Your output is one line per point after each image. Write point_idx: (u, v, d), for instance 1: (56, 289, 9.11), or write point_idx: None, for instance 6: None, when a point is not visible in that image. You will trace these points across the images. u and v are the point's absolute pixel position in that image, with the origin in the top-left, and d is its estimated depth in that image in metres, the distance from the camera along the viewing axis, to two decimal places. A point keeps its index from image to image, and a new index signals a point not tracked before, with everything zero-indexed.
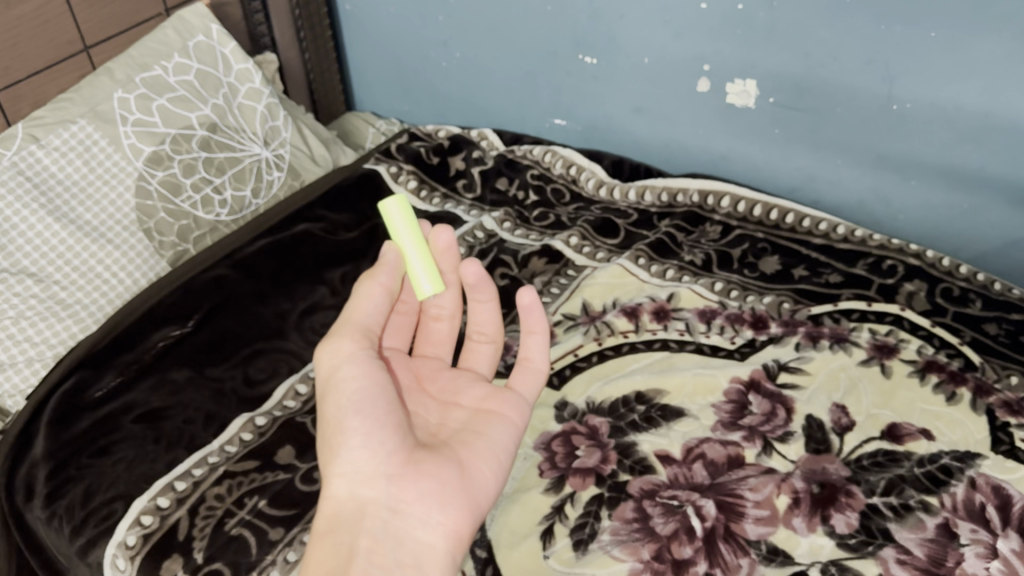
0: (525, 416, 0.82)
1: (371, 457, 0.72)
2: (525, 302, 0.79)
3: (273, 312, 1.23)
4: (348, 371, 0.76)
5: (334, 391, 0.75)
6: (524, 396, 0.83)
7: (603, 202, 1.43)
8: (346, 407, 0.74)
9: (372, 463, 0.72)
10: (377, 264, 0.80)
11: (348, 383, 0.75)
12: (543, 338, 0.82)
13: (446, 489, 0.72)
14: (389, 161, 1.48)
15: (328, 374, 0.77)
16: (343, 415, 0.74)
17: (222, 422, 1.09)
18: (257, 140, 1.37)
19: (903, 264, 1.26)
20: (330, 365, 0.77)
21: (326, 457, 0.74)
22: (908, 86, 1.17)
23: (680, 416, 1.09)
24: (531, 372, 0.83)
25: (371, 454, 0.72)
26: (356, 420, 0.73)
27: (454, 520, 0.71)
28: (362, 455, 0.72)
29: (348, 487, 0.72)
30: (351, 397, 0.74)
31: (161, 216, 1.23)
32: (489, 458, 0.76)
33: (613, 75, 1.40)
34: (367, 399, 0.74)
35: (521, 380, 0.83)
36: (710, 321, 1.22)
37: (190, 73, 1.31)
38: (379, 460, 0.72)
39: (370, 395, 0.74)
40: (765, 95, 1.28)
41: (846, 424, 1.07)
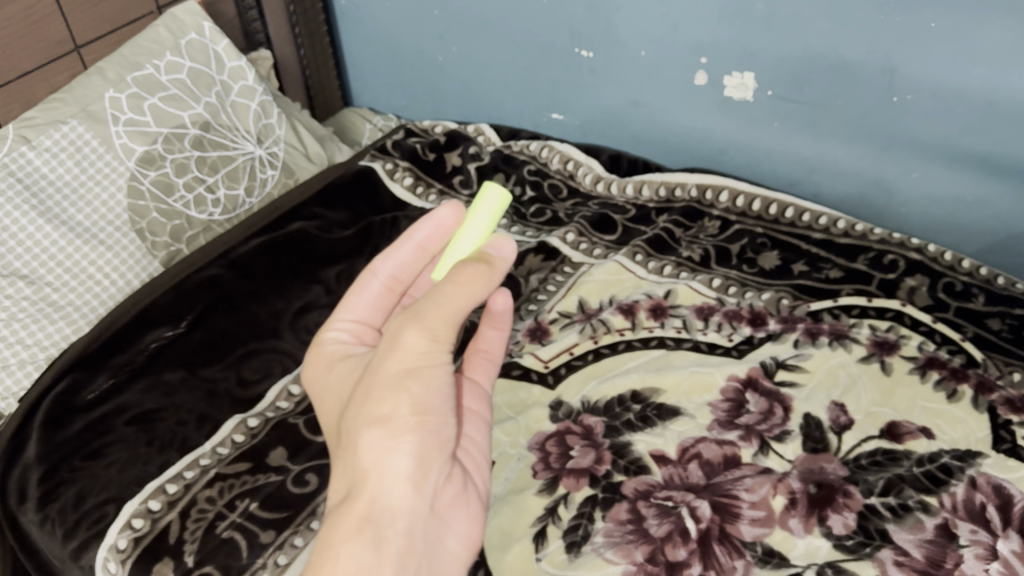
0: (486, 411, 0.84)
1: (430, 459, 0.66)
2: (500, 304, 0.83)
3: (267, 311, 1.22)
4: (438, 360, 0.66)
5: (414, 377, 0.65)
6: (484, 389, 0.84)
7: (600, 197, 1.42)
8: (412, 402, 0.65)
9: (429, 464, 0.66)
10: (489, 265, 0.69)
11: (433, 376, 0.65)
12: (503, 335, 0.86)
13: (468, 496, 0.73)
14: (385, 158, 1.47)
15: (410, 353, 0.65)
16: (407, 410, 0.64)
17: (215, 423, 1.08)
18: (251, 138, 1.35)
19: (904, 258, 1.24)
20: (415, 350, 0.65)
21: (367, 443, 0.64)
22: (909, 77, 1.15)
23: (675, 415, 1.08)
24: (490, 363, 0.85)
25: (431, 458, 0.66)
26: (423, 423, 0.65)
27: (471, 528, 0.73)
28: (422, 456, 0.65)
29: (399, 486, 0.65)
30: (435, 395, 0.65)
31: (153, 217, 1.22)
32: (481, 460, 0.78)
33: (610, 69, 1.38)
34: (444, 400, 0.66)
35: (486, 376, 0.85)
36: (708, 318, 1.20)
37: (182, 71, 1.29)
38: (435, 460, 0.67)
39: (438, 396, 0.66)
40: (763, 87, 1.27)
41: (844, 422, 1.05)
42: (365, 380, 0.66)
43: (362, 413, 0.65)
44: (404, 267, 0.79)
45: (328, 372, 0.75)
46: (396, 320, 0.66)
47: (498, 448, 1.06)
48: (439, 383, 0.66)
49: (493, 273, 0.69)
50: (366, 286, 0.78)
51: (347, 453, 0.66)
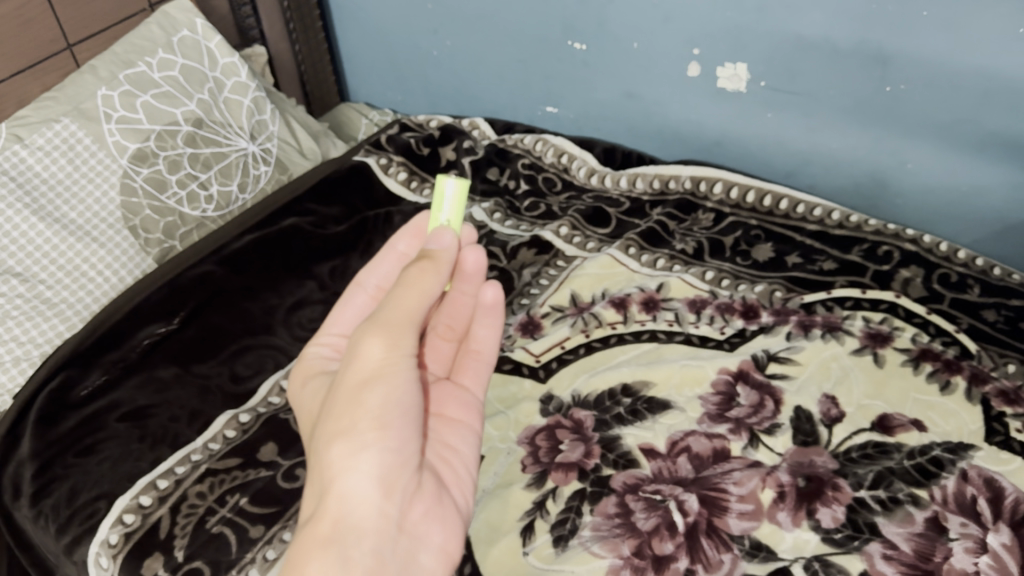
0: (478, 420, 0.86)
1: (394, 472, 0.68)
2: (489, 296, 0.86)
3: (260, 307, 1.23)
4: (398, 370, 0.68)
5: (374, 388, 0.67)
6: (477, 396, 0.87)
7: (595, 190, 1.41)
8: (376, 415, 0.67)
9: (393, 478, 0.68)
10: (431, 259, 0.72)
11: (391, 386, 0.68)
12: (495, 331, 0.88)
13: (443, 511, 0.74)
14: (379, 153, 1.46)
15: (370, 364, 0.68)
16: (372, 424, 0.67)
17: (207, 419, 1.09)
18: (244, 134, 1.36)
19: (899, 249, 1.23)
20: (375, 362, 0.68)
21: (334, 456, 0.67)
22: (902, 66, 1.14)
23: (665, 408, 1.07)
24: (482, 365, 0.88)
25: (395, 472, 0.68)
26: (386, 436, 0.67)
27: (448, 544, 0.74)
28: (385, 469, 0.67)
29: (362, 499, 0.67)
30: (395, 405, 0.67)
31: (146, 213, 1.22)
32: (462, 473, 0.80)
33: (604, 61, 1.37)
34: (407, 411, 0.68)
35: (476, 380, 0.88)
36: (700, 311, 1.19)
37: (175, 69, 1.30)
38: (400, 474, 0.69)
39: (404, 411, 0.68)
40: (756, 78, 1.26)
41: (835, 415, 1.04)
42: (332, 395, 0.70)
43: (328, 429, 0.68)
44: (389, 277, 0.87)
45: (311, 386, 0.80)
46: (357, 333, 0.70)
47: (487, 442, 1.06)
48: (400, 395, 0.68)
49: (438, 267, 0.72)
50: (353, 298, 0.86)
51: (316, 469, 0.69)
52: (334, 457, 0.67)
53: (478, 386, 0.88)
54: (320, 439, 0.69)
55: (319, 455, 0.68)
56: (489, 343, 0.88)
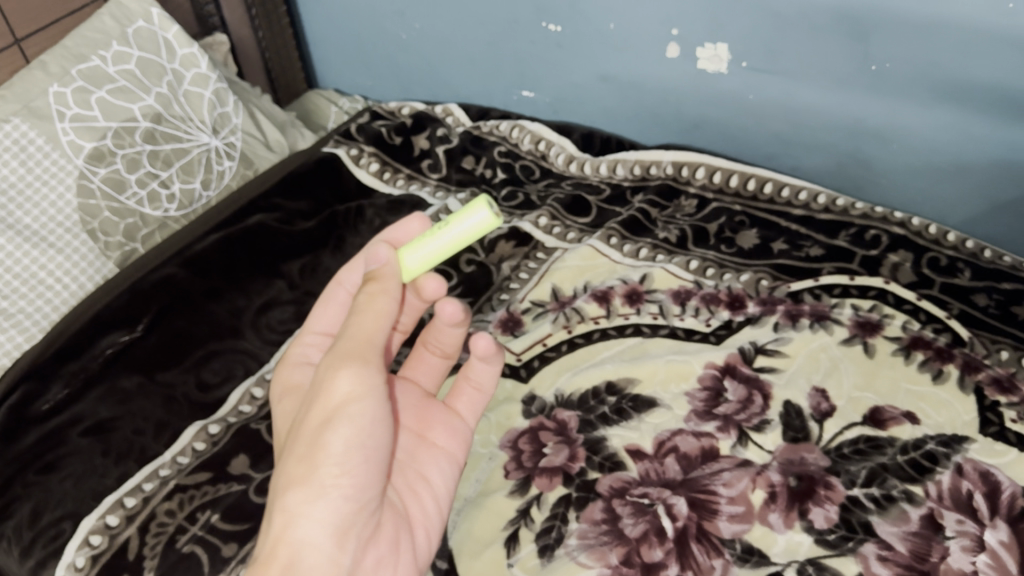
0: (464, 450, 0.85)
1: (349, 517, 0.67)
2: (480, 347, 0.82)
3: (227, 310, 1.18)
4: (364, 411, 0.67)
5: (337, 428, 0.66)
6: (469, 424, 0.86)
7: (574, 177, 1.36)
8: (337, 456, 0.66)
9: (348, 523, 0.67)
10: (376, 279, 0.70)
11: (356, 427, 0.66)
12: (491, 368, 0.85)
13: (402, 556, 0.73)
14: (349, 143, 1.41)
15: (337, 402, 0.66)
16: (331, 466, 0.66)
17: (175, 431, 1.05)
18: (206, 129, 1.29)
19: (888, 233, 1.20)
20: (338, 400, 0.66)
21: (291, 498, 0.66)
22: (885, 43, 1.09)
23: (652, 407, 1.04)
24: (477, 399, 0.86)
25: (351, 515, 0.67)
26: (345, 478, 0.66)
27: None
28: (341, 514, 0.66)
29: (314, 546, 0.65)
30: (358, 447, 0.67)
31: (105, 216, 1.17)
32: (431, 512, 0.79)
33: (579, 43, 1.32)
34: (368, 453, 0.67)
35: (469, 407, 0.86)
36: (685, 303, 1.16)
37: (131, 62, 1.23)
38: (354, 520, 0.68)
39: (366, 451, 0.67)
40: (737, 59, 1.21)
41: (825, 410, 1.01)
42: (296, 433, 0.68)
43: (288, 470, 0.67)
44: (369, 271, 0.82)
45: (285, 404, 0.79)
46: (323, 367, 0.69)
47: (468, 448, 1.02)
48: (362, 434, 0.67)
49: (386, 285, 0.70)
50: (333, 295, 0.82)
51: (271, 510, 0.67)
52: (291, 499, 0.66)
53: (470, 414, 0.86)
54: (280, 479, 0.67)
55: (277, 497, 0.67)
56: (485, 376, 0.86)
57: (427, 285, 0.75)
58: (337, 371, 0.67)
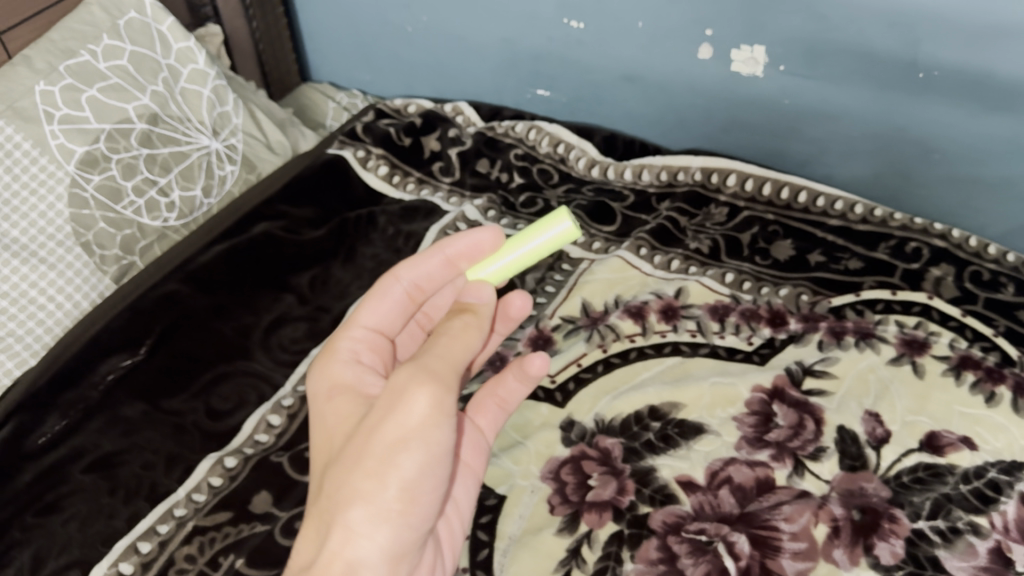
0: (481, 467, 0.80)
1: (403, 543, 0.61)
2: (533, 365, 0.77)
3: (234, 328, 1.09)
4: (438, 438, 0.60)
5: (411, 452, 0.59)
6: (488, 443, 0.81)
7: (595, 182, 1.30)
8: (409, 482, 0.59)
9: (402, 548, 0.61)
10: (472, 313, 0.66)
11: (429, 453, 0.60)
12: (525, 390, 0.82)
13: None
14: (355, 145, 1.33)
15: (411, 427, 0.59)
16: (401, 490, 0.59)
17: (188, 465, 0.96)
18: (206, 130, 1.20)
19: (928, 246, 1.16)
20: (416, 421, 0.59)
21: (352, 514, 0.59)
22: (936, 50, 1.04)
23: (699, 433, 0.99)
24: (499, 415, 0.82)
25: (404, 540, 0.61)
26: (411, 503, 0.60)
27: None
28: (397, 539, 0.60)
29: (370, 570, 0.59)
30: (425, 473, 0.60)
31: (100, 227, 1.07)
32: (457, 530, 0.76)
33: (602, 42, 1.25)
34: (435, 481, 0.61)
35: (492, 424, 0.82)
36: (723, 319, 1.11)
37: (123, 57, 1.13)
38: (408, 545, 0.62)
39: (434, 479, 0.61)
40: (775, 62, 1.15)
41: (881, 435, 0.97)
42: (357, 443, 0.61)
43: (351, 485, 0.59)
44: (430, 278, 0.72)
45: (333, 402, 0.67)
46: (397, 376, 0.60)
47: (507, 479, 0.95)
48: (435, 459, 0.60)
49: (481, 323, 0.66)
50: (388, 291, 0.72)
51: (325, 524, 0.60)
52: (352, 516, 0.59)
53: (490, 432, 0.82)
54: (336, 490, 0.60)
55: (334, 511, 0.59)
56: (514, 394, 0.82)
57: (513, 302, 0.79)
58: (415, 390, 0.59)
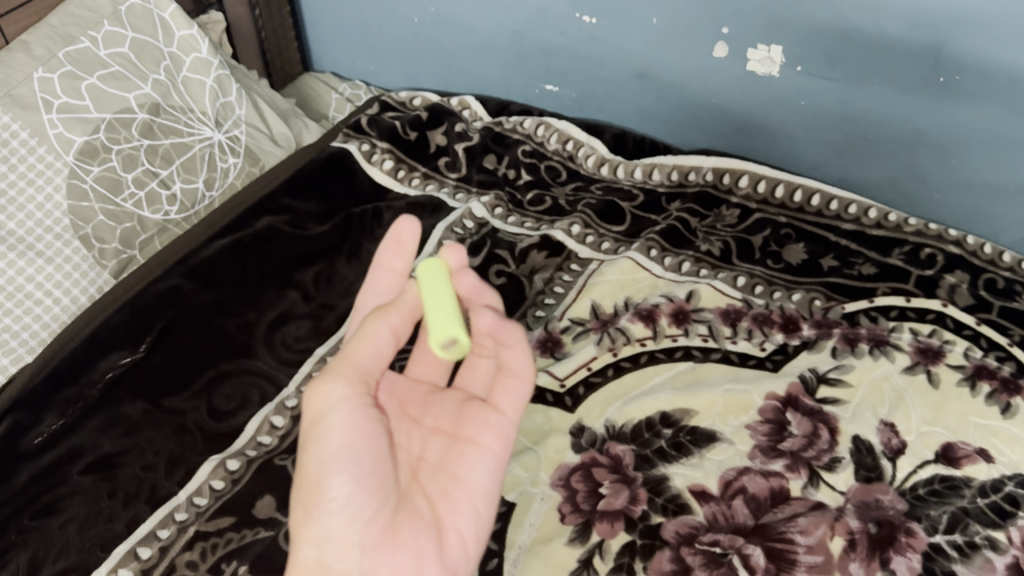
0: (509, 444, 0.72)
1: (334, 533, 0.63)
2: (486, 325, 0.71)
3: (237, 325, 1.07)
4: (331, 421, 0.66)
5: (320, 439, 0.65)
6: (510, 418, 0.73)
7: (604, 181, 1.28)
8: (324, 463, 0.64)
9: (340, 538, 0.63)
10: (389, 303, 0.71)
11: (336, 435, 0.65)
12: (521, 351, 0.72)
13: (424, 559, 0.65)
14: (360, 138, 1.30)
15: (313, 418, 0.66)
16: (320, 472, 0.64)
17: (189, 467, 0.94)
18: (208, 121, 1.16)
19: (943, 252, 1.14)
20: (313, 409, 0.66)
21: (297, 514, 0.65)
22: (961, 53, 1.02)
23: (712, 441, 0.97)
24: (514, 388, 0.73)
25: (349, 527, 0.64)
26: (334, 481, 0.64)
27: None
28: (326, 532, 0.63)
29: (315, 563, 0.64)
30: (337, 454, 0.64)
31: (100, 220, 1.04)
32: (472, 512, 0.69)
33: (615, 37, 1.23)
34: (338, 469, 0.64)
35: (511, 399, 0.73)
36: (736, 324, 1.09)
37: (125, 44, 1.10)
38: (348, 534, 0.63)
39: (348, 457, 0.65)
40: (792, 62, 1.13)
41: (896, 446, 0.96)
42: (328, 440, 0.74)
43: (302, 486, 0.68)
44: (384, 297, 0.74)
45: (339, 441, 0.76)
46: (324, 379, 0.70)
47: (517, 486, 0.93)
48: (330, 443, 0.65)
49: (390, 311, 0.70)
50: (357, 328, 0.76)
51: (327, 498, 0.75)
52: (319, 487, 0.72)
53: (511, 410, 0.73)
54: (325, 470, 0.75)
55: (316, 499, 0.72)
56: (518, 359, 0.73)
57: (461, 279, 0.73)
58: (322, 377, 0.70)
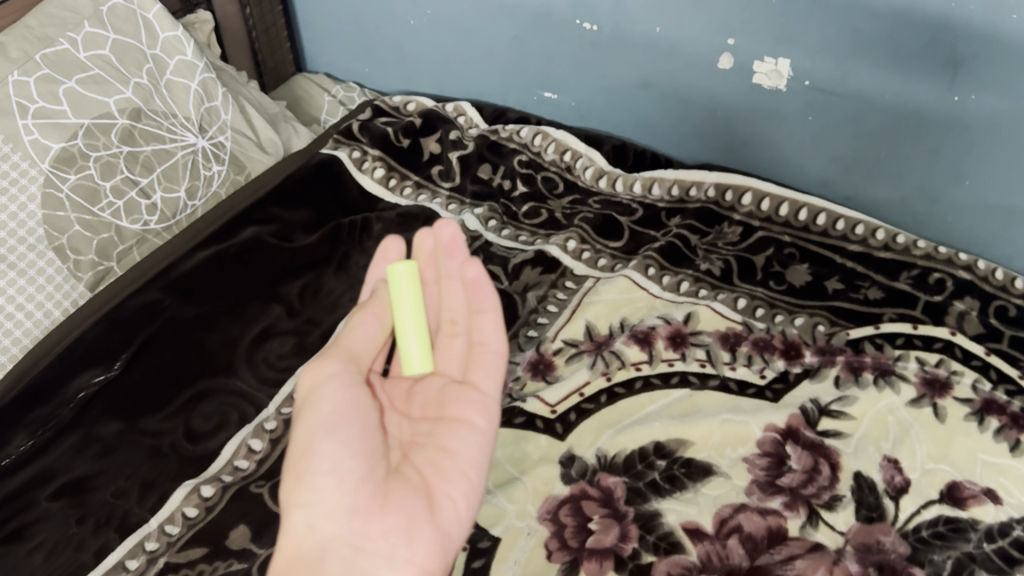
0: (495, 416, 0.75)
1: (327, 494, 0.64)
2: (470, 278, 0.77)
3: (219, 340, 1.02)
4: (323, 395, 0.68)
5: (309, 409, 0.68)
6: (491, 393, 0.75)
7: (602, 194, 1.23)
8: (315, 429, 0.66)
9: (332, 499, 0.64)
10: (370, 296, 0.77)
11: (327, 404, 0.68)
12: (494, 317, 0.76)
13: (415, 520, 0.65)
14: (350, 144, 1.26)
15: (305, 395, 0.69)
16: (312, 438, 0.66)
17: (162, 492, 0.90)
18: (192, 127, 1.12)
19: (952, 277, 1.10)
20: (306, 386, 0.70)
21: (288, 485, 0.66)
22: (977, 71, 0.98)
23: (707, 475, 0.93)
24: (489, 357, 0.76)
25: (339, 490, 0.64)
26: (325, 443, 0.65)
27: (424, 555, 0.64)
28: (319, 493, 0.64)
29: (307, 528, 0.64)
30: (327, 418, 0.67)
31: (76, 230, 1.00)
32: (461, 480, 0.70)
33: (617, 46, 1.18)
34: (330, 430, 0.66)
35: (490, 374, 0.76)
36: (735, 349, 1.05)
37: (106, 46, 1.06)
38: (339, 496, 0.64)
39: (339, 420, 0.67)
40: (800, 76, 1.08)
41: (900, 484, 0.92)
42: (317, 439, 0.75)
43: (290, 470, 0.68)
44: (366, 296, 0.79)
45: None
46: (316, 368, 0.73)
47: (503, 520, 0.89)
48: (322, 408, 0.67)
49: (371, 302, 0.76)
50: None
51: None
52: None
53: (492, 386, 0.76)
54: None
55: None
56: (489, 329, 0.77)
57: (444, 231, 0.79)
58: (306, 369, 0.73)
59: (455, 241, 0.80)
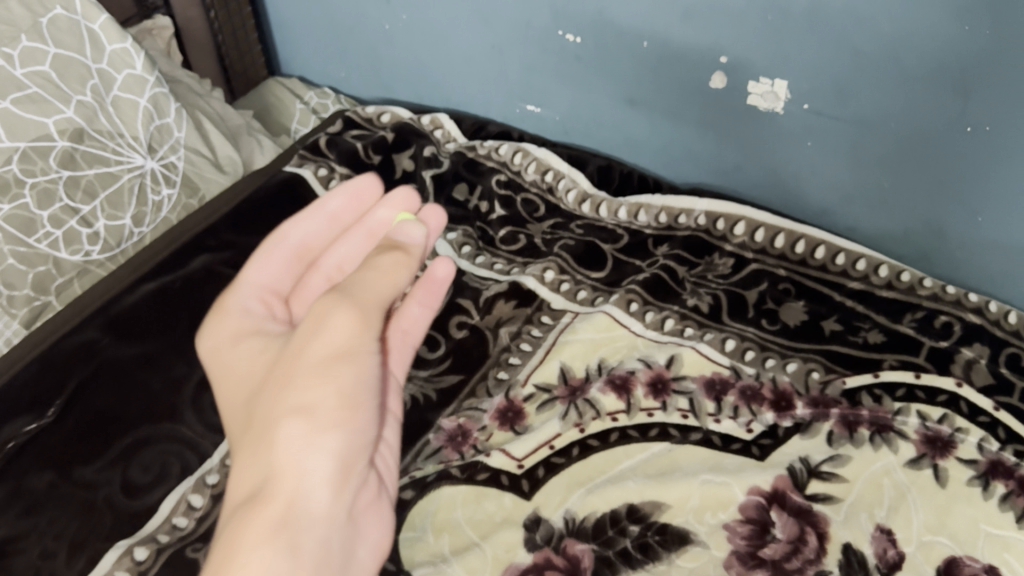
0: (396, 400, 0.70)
1: (349, 452, 0.55)
2: (438, 275, 0.73)
3: (163, 380, 0.95)
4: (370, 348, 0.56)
5: (349, 363, 0.55)
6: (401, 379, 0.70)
7: (586, 219, 1.15)
8: (360, 386, 0.55)
9: (350, 458, 0.55)
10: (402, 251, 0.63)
11: (372, 366, 0.56)
12: (426, 314, 0.73)
13: (379, 500, 0.60)
14: (317, 160, 1.19)
15: (347, 346, 0.55)
16: (357, 395, 0.55)
17: (92, 555, 0.82)
18: (140, 147, 1.04)
19: (961, 320, 1.01)
20: (343, 333, 0.55)
21: (303, 429, 0.53)
22: (991, 101, 0.88)
23: (683, 543, 0.85)
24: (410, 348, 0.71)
25: (355, 454, 0.55)
26: (369, 404, 0.56)
27: (382, 539, 0.61)
28: (347, 447, 0.54)
29: (318, 480, 0.53)
30: (369, 384, 0.56)
31: (9, 263, 0.92)
32: (390, 464, 0.64)
33: (602, 59, 1.09)
34: (370, 394, 0.56)
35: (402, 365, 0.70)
36: (720, 399, 0.97)
37: (46, 61, 0.95)
38: (355, 459, 0.55)
39: (377, 381, 0.57)
40: (798, 99, 0.99)
41: (893, 558, 0.84)
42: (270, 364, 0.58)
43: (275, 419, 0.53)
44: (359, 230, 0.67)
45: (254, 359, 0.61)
46: (321, 300, 0.57)
47: None
48: (369, 367, 0.56)
49: (410, 261, 0.63)
50: None
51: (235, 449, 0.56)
52: (250, 429, 0.55)
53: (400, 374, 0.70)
54: (241, 421, 0.57)
55: (243, 448, 0.55)
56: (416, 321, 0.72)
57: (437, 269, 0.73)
58: (325, 307, 0.56)
59: (444, 283, 0.73)
